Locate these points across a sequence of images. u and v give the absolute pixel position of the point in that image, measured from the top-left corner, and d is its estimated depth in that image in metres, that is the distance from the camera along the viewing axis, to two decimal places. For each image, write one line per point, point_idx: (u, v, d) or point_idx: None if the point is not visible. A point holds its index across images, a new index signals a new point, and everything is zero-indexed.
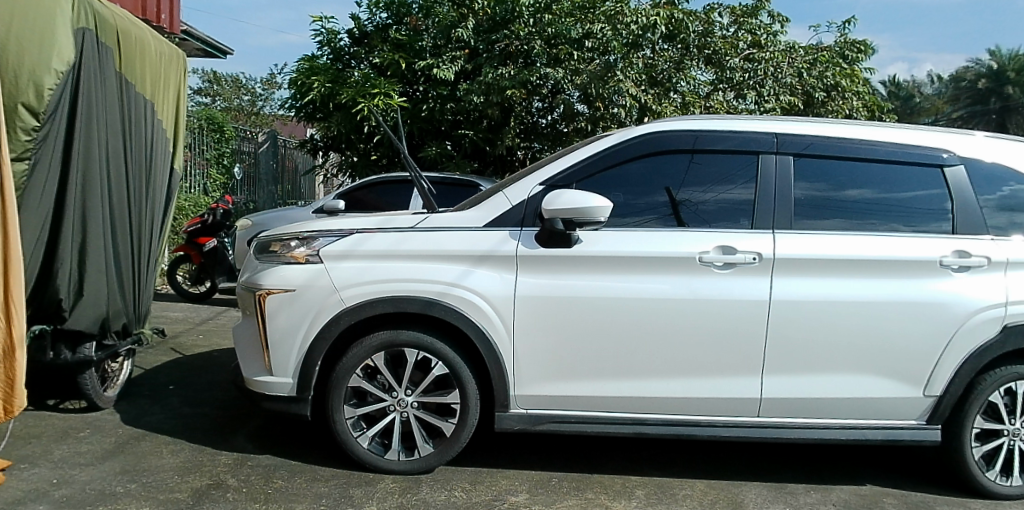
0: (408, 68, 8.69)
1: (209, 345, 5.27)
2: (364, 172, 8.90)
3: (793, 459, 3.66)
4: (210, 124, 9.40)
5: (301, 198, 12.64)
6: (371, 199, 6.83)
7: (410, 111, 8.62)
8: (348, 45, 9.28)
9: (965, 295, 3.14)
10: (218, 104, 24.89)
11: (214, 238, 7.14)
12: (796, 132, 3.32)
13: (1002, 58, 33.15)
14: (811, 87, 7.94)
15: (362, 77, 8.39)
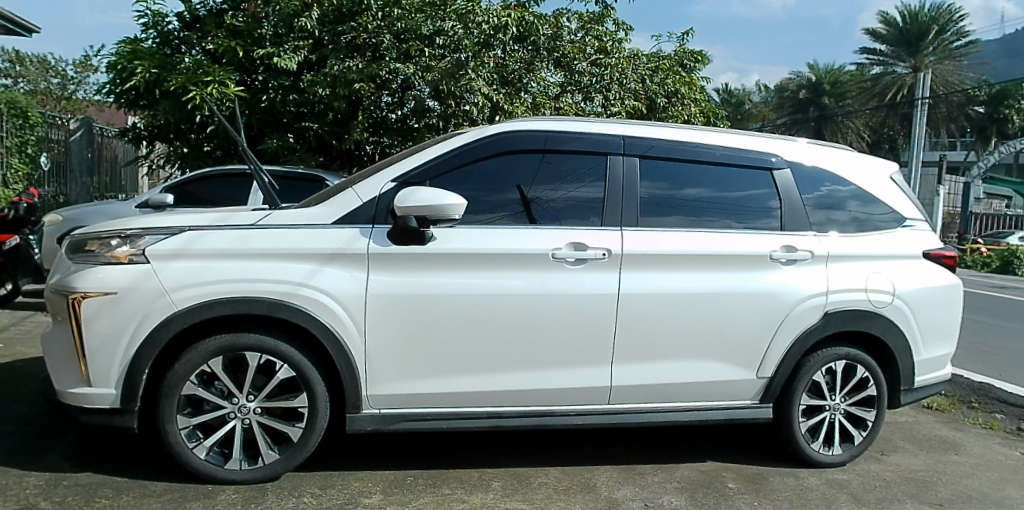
0: (246, 56, 8.28)
1: (14, 355, 4.74)
2: (195, 164, 8.41)
3: (636, 441, 3.86)
4: (10, 108, 8.66)
5: (122, 191, 11.55)
6: (205, 192, 6.47)
7: (248, 101, 8.23)
8: (177, 29, 8.76)
9: (791, 285, 3.47)
10: (21, 86, 22.50)
11: (16, 235, 6.46)
12: (640, 135, 3.50)
13: (818, 72, 36.69)
14: (652, 93, 8.42)
15: (193, 63, 7.85)
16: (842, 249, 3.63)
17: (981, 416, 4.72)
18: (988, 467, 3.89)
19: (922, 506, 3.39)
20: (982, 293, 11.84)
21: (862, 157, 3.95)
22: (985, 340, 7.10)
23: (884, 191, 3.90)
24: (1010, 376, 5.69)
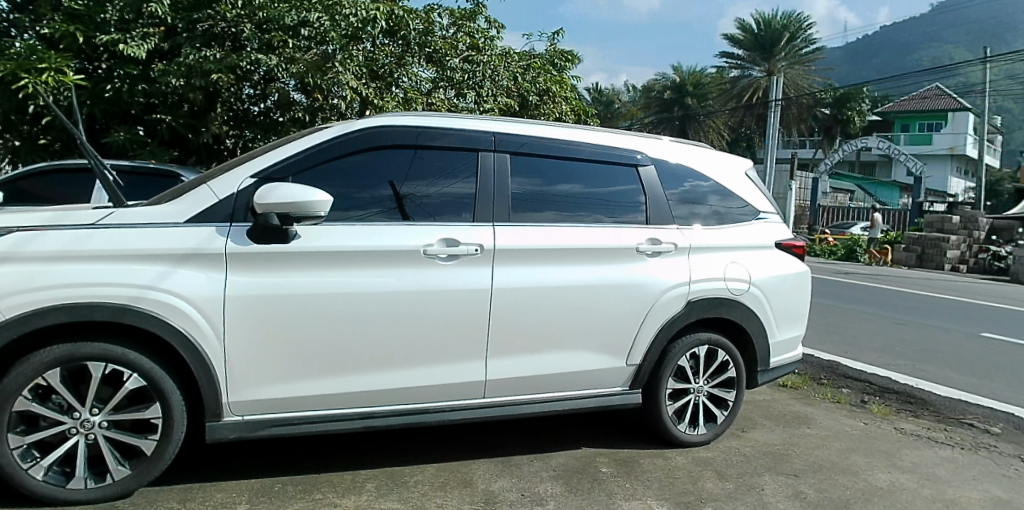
0: (87, 42, 6.97)
1: None
2: (29, 159, 7.52)
3: (511, 433, 3.95)
4: None
5: None
6: (42, 189, 5.95)
7: (88, 90, 6.92)
8: (8, 12, 7.91)
9: (655, 276, 3.66)
10: None
11: None
12: (511, 131, 3.56)
13: (682, 74, 39.56)
14: (524, 92, 8.30)
15: (23, 47, 6.67)
16: (703, 242, 3.86)
17: (830, 390, 5.19)
18: (835, 437, 4.30)
19: (776, 478, 3.72)
20: (834, 278, 12.98)
21: (721, 154, 4.22)
22: (835, 321, 7.81)
23: (740, 185, 4.18)
24: (855, 353, 6.29)
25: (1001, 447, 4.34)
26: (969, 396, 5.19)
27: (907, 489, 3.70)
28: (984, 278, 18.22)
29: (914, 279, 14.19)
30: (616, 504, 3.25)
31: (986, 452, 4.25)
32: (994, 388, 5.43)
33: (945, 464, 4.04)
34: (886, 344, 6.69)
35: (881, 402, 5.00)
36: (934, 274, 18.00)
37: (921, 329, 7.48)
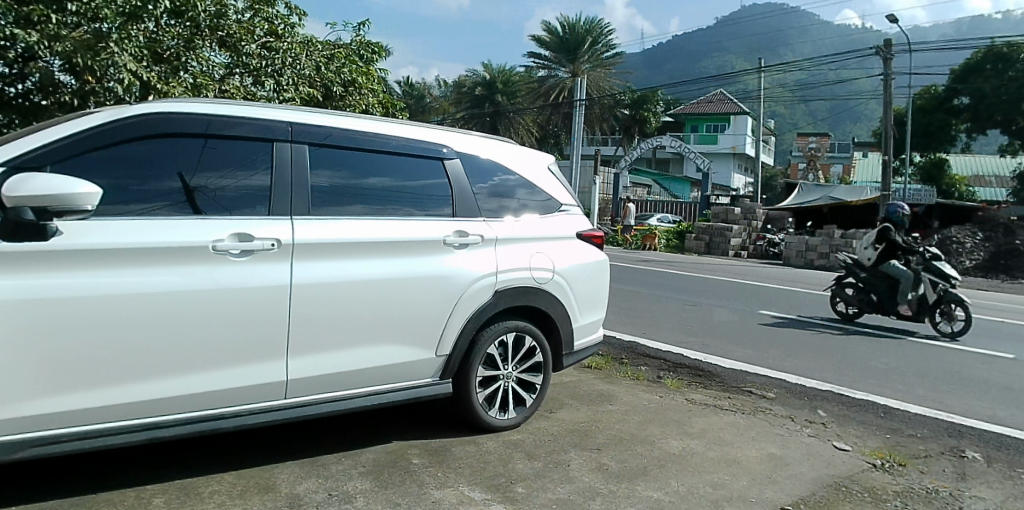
0: None
1: None
2: None
3: (317, 432, 3.92)
4: None
5: None
6: None
7: None
8: None
9: (462, 267, 3.81)
10: None
11: None
12: (312, 123, 3.51)
13: (492, 71, 40.91)
14: (328, 82, 7.90)
15: None
16: (508, 233, 4.05)
17: (631, 369, 5.63)
18: (633, 411, 4.67)
19: (582, 453, 3.98)
20: (634, 265, 14.12)
21: (526, 149, 4.46)
22: (637, 305, 8.49)
23: (542, 179, 4.46)
24: (653, 333, 6.89)
25: (774, 409, 4.98)
26: (747, 366, 5.91)
27: (696, 453, 4.13)
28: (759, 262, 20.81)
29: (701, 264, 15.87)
30: (428, 493, 3.30)
31: (761, 414, 4.85)
32: (767, 357, 6.22)
33: (728, 427, 4.56)
34: (679, 324, 7.40)
35: (674, 376, 5.53)
36: (718, 260, 20.23)
37: (709, 309, 8.38)
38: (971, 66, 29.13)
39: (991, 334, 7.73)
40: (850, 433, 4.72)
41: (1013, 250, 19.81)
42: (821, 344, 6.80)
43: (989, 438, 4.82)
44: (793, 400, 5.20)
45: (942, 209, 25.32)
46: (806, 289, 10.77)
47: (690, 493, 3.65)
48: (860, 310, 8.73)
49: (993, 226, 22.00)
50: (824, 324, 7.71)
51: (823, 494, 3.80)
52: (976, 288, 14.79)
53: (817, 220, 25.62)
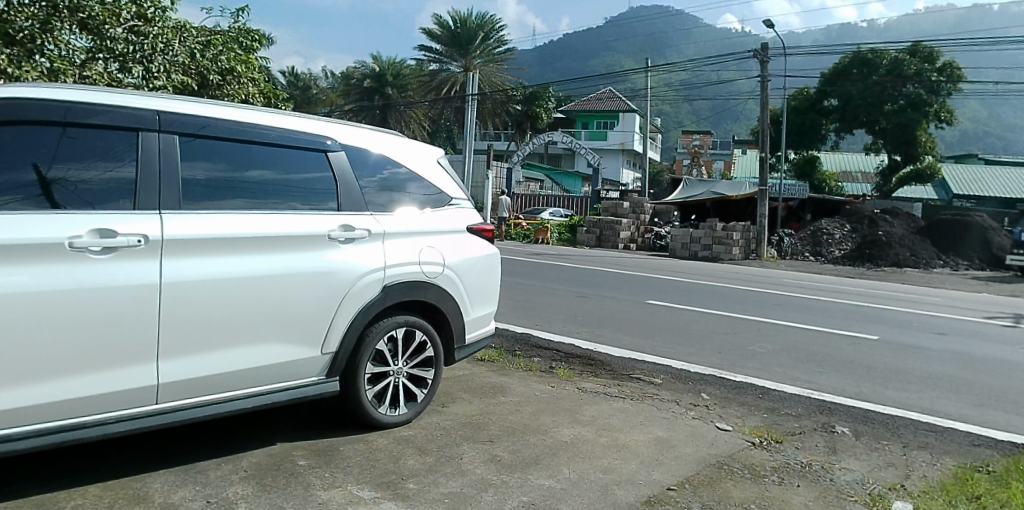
0: None
1: None
2: None
3: (195, 439, 3.74)
4: None
5: None
6: None
7: None
8: None
9: (349, 262, 3.73)
10: None
11: None
12: (185, 112, 3.33)
13: (381, 63, 40.08)
14: (205, 69, 7.53)
15: None
16: (397, 228, 4.00)
17: (524, 360, 5.71)
18: (525, 401, 4.74)
19: (474, 446, 3.99)
20: (527, 258, 14.35)
21: (414, 142, 4.44)
22: (531, 298, 8.63)
23: (432, 172, 4.45)
24: (546, 324, 7.03)
25: (660, 394, 5.19)
26: (635, 354, 6.12)
27: (587, 440, 4.24)
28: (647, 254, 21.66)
29: (591, 257, 16.33)
30: (315, 495, 3.21)
31: (649, 399, 5.04)
32: (654, 345, 6.48)
33: (617, 413, 4.70)
34: (571, 315, 7.60)
35: (566, 366, 5.65)
36: (609, 252, 20.88)
37: (601, 300, 8.64)
38: (840, 70, 32.61)
39: (854, 316, 8.43)
40: (731, 414, 4.99)
41: (876, 240, 21.43)
42: (706, 331, 7.16)
43: (856, 413, 5.24)
44: (680, 385, 5.43)
45: (815, 204, 26.81)
46: (690, 279, 11.33)
47: (581, 479, 3.75)
48: (741, 298, 9.28)
49: (859, 219, 23.90)
50: (708, 312, 8.13)
51: (706, 473, 4.01)
52: (837, 275, 16.09)
53: (701, 213, 26.84)
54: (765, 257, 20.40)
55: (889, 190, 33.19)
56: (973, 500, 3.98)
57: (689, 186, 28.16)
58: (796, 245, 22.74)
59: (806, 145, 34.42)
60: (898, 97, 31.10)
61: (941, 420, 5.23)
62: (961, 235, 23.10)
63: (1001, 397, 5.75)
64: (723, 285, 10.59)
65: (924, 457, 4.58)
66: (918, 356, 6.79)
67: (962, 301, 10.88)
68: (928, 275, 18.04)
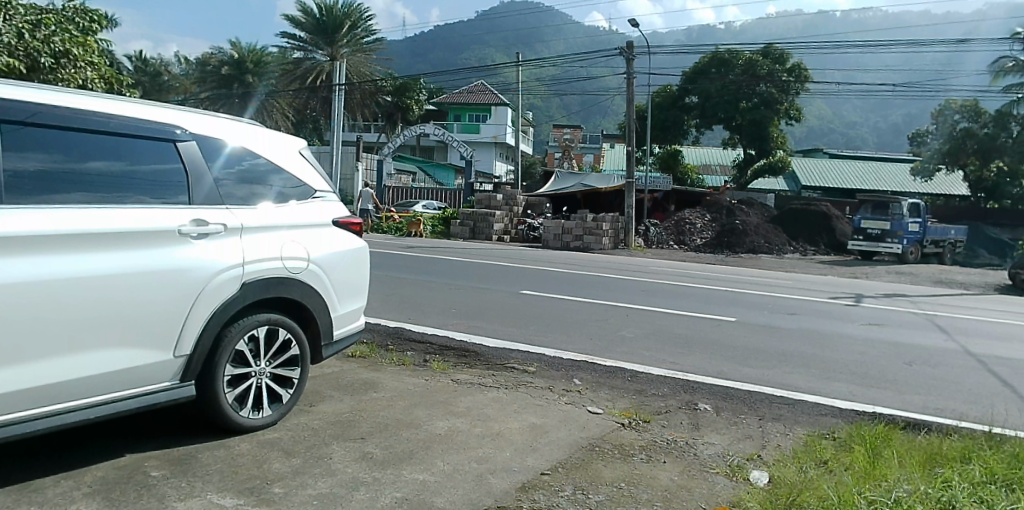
0: None
1: None
2: None
3: (24, 457, 3.38)
4: None
5: None
6: None
7: None
8: None
9: (203, 258, 3.52)
10: None
11: None
12: (6, 97, 2.99)
13: (241, 49, 38.01)
14: (35, 51, 7.49)
15: None
16: (255, 222, 3.83)
17: (396, 355, 5.65)
18: (398, 396, 4.68)
19: (344, 445, 3.89)
20: (399, 252, 14.18)
21: (273, 132, 4.29)
22: (404, 291, 8.55)
23: (293, 163, 4.31)
24: (420, 318, 7.00)
25: (534, 382, 5.30)
26: (508, 343, 6.23)
27: (461, 431, 4.25)
28: (521, 245, 22.01)
29: (465, 249, 16.41)
30: (171, 506, 3.02)
31: (523, 388, 5.13)
32: (529, 334, 6.62)
33: (491, 403, 4.75)
34: (446, 307, 7.61)
35: (439, 359, 5.65)
36: (484, 244, 21.07)
37: (476, 291, 8.71)
38: (700, 69, 34.40)
39: (713, 299, 9.02)
40: (603, 397, 5.17)
41: (733, 229, 23.07)
42: (578, 318, 7.40)
43: (717, 391, 5.59)
44: (553, 372, 5.57)
45: (678, 195, 28.50)
46: (560, 269, 11.66)
47: (456, 470, 3.76)
48: (612, 286, 9.67)
49: (717, 209, 25.43)
50: (579, 300, 8.40)
51: (579, 456, 4.13)
52: (696, 262, 17.12)
53: (572, 205, 27.85)
54: (632, 246, 21.50)
55: (746, 180, 36.23)
56: (819, 464, 4.38)
57: (561, 178, 29.31)
58: (661, 234, 24.01)
59: (670, 138, 36.00)
60: (752, 95, 33.84)
61: (793, 394, 5.68)
62: (809, 221, 25.43)
63: (841, 371, 6.35)
64: (595, 274, 10.99)
65: (778, 428, 4.99)
66: (769, 334, 7.37)
67: (805, 283, 11.93)
68: (779, 260, 19.65)
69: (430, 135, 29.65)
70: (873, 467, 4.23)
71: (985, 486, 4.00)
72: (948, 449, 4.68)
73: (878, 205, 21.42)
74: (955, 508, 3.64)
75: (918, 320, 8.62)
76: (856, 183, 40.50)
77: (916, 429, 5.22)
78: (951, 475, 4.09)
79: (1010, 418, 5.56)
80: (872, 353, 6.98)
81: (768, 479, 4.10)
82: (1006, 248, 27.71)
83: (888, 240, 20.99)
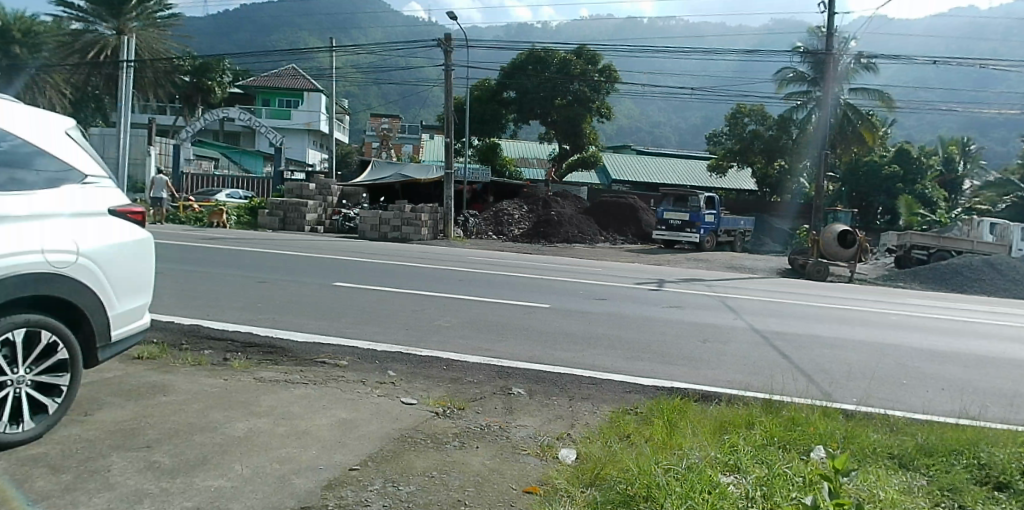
0: None
1: None
2: None
3: None
4: None
5: None
6: None
7: None
8: None
9: None
10: None
11: None
12: None
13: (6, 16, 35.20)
14: None
15: None
16: (9, 210, 3.36)
17: (191, 355, 5.30)
18: (191, 398, 4.38)
19: (125, 455, 3.56)
20: (195, 243, 13.18)
21: (36, 111, 3.82)
22: (204, 286, 7.98)
23: (60, 146, 3.86)
24: (220, 314, 6.59)
25: (345, 375, 5.20)
26: (318, 337, 6.07)
27: (263, 432, 4.05)
28: (336, 236, 21.61)
29: (267, 239, 15.65)
30: None
31: (333, 382, 5.00)
32: (342, 327, 6.48)
33: (297, 400, 4.58)
34: (251, 302, 7.24)
35: (241, 357, 5.37)
36: (294, 234, 20.40)
37: (287, 285, 8.37)
38: (517, 65, 35.61)
39: (528, 287, 9.38)
40: (417, 387, 5.18)
41: (549, 220, 24.22)
42: (395, 309, 7.37)
43: (530, 375, 5.81)
44: (366, 365, 5.49)
45: (496, 187, 29.89)
46: (372, 258, 11.52)
47: (256, 474, 3.56)
48: (430, 276, 9.74)
49: (535, 200, 26.62)
50: (396, 291, 8.37)
51: (390, 448, 4.09)
52: (505, 251, 17.76)
53: (389, 196, 28.80)
54: (451, 236, 21.95)
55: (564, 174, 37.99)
56: (622, 438, 4.69)
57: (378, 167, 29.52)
58: (480, 224, 24.71)
59: (487, 132, 37.34)
60: (567, 93, 35.35)
61: (601, 374, 6.05)
62: (619, 213, 27.27)
63: (645, 350, 6.87)
64: (413, 265, 11.00)
65: (586, 407, 5.29)
66: (580, 318, 7.81)
67: (612, 270, 12.77)
68: (590, 249, 20.89)
69: (235, 118, 29.40)
70: (670, 438, 4.60)
71: (763, 448, 4.51)
72: (732, 417, 5.23)
73: (679, 198, 23.80)
74: (738, 469, 4.07)
75: (711, 301, 9.56)
76: (660, 178, 44.10)
77: (707, 400, 5.77)
78: (735, 439, 4.57)
79: (785, 385, 6.34)
80: (671, 332, 7.64)
81: (576, 457, 4.33)
82: (786, 237, 32.13)
83: (687, 229, 23.09)
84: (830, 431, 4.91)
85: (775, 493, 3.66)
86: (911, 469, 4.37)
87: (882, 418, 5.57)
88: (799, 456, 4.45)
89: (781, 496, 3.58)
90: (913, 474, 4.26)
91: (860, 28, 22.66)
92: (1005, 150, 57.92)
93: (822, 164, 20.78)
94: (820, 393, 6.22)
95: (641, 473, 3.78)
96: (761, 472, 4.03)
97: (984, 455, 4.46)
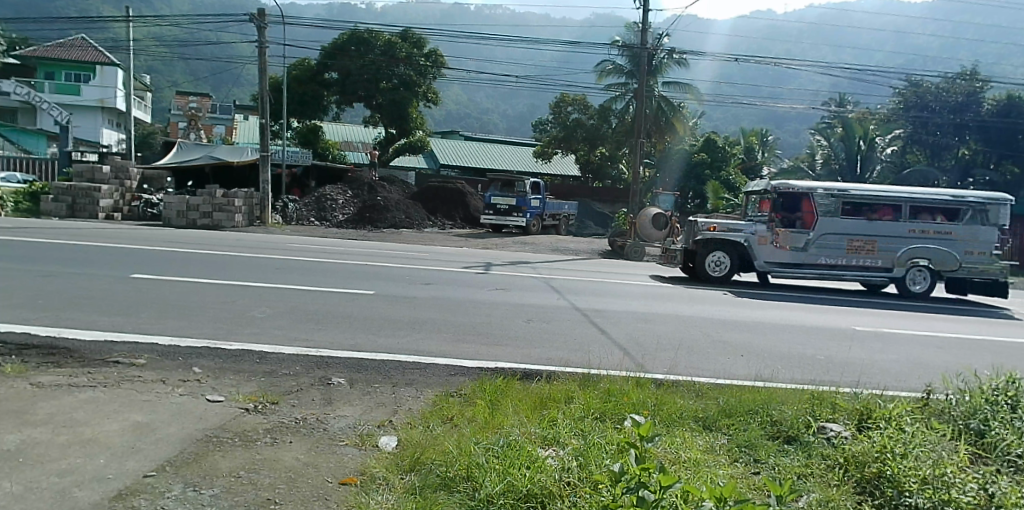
0: None
1: None
2: None
3: None
4: None
5: None
6: None
7: None
8: None
9: None
10: None
11: None
12: None
13: None
14: None
15: None
16: None
17: None
18: None
19: None
20: None
21: None
22: None
23: None
24: None
25: (143, 375, 4.88)
26: (110, 336, 5.63)
27: (39, 443, 3.70)
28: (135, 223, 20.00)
29: (36, 229, 13.97)
30: None
31: (126, 383, 4.67)
32: (140, 323, 6.04)
33: (82, 405, 4.23)
34: (28, 299, 6.53)
35: (14, 361, 4.86)
36: (86, 221, 18.54)
37: (75, 278, 7.62)
38: (339, 46, 34.36)
39: (352, 274, 9.25)
40: (225, 384, 4.96)
41: (375, 205, 23.96)
42: (203, 301, 6.98)
43: (351, 363, 5.77)
44: (168, 363, 5.19)
45: (318, 171, 29.32)
46: (166, 248, 10.70)
47: (30, 489, 3.26)
48: (244, 265, 9.28)
49: (359, 185, 25.97)
50: (205, 282, 7.90)
51: (193, 450, 3.88)
52: (324, 237, 17.27)
53: (199, 179, 27.03)
54: (269, 223, 21.07)
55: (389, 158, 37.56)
56: (445, 420, 4.79)
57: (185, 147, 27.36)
58: (302, 210, 23.93)
59: (308, 114, 35.71)
60: (393, 76, 34.52)
61: (424, 358, 6.13)
62: (447, 199, 27.67)
63: (472, 332, 7.06)
64: (222, 253, 10.39)
65: (409, 393, 5.33)
66: (406, 303, 7.84)
67: (437, 254, 12.87)
68: (417, 234, 20.93)
69: None
70: (491, 417, 4.79)
71: (580, 420, 4.81)
72: (550, 392, 5.51)
73: (506, 183, 24.51)
74: (557, 442, 4.32)
75: (536, 283, 9.99)
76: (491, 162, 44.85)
77: (528, 378, 6.03)
78: (555, 414, 4.84)
79: (602, 359, 6.79)
80: (496, 314, 7.90)
81: (396, 443, 4.36)
82: (607, 219, 34.22)
83: (514, 214, 23.83)
84: (641, 400, 5.28)
85: (591, 461, 3.89)
86: (713, 430, 4.88)
87: (686, 385, 6.14)
88: (613, 425, 4.81)
89: (595, 464, 3.81)
90: (715, 434, 4.77)
91: (671, 26, 24.23)
92: (793, 141, 65.40)
93: (638, 153, 22.03)
94: (633, 365, 6.74)
95: (461, 454, 3.91)
96: (577, 443, 4.28)
97: (775, 413, 5.08)
